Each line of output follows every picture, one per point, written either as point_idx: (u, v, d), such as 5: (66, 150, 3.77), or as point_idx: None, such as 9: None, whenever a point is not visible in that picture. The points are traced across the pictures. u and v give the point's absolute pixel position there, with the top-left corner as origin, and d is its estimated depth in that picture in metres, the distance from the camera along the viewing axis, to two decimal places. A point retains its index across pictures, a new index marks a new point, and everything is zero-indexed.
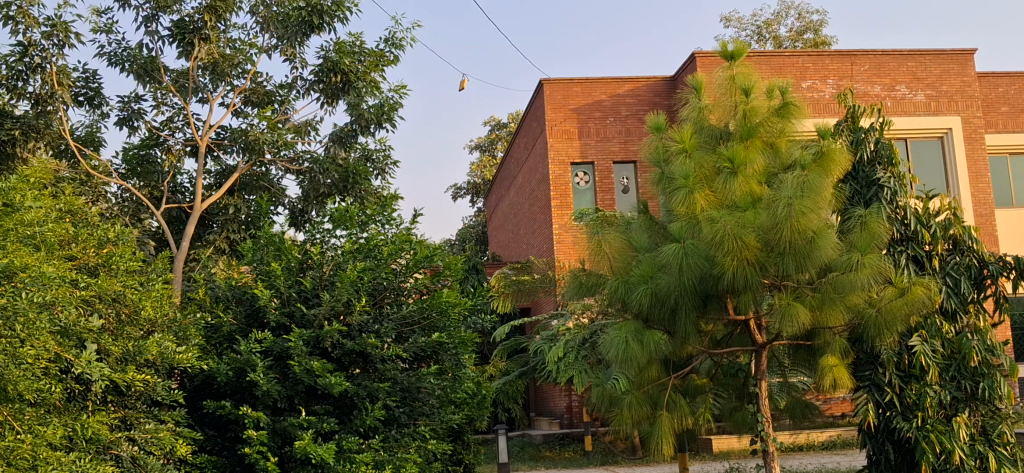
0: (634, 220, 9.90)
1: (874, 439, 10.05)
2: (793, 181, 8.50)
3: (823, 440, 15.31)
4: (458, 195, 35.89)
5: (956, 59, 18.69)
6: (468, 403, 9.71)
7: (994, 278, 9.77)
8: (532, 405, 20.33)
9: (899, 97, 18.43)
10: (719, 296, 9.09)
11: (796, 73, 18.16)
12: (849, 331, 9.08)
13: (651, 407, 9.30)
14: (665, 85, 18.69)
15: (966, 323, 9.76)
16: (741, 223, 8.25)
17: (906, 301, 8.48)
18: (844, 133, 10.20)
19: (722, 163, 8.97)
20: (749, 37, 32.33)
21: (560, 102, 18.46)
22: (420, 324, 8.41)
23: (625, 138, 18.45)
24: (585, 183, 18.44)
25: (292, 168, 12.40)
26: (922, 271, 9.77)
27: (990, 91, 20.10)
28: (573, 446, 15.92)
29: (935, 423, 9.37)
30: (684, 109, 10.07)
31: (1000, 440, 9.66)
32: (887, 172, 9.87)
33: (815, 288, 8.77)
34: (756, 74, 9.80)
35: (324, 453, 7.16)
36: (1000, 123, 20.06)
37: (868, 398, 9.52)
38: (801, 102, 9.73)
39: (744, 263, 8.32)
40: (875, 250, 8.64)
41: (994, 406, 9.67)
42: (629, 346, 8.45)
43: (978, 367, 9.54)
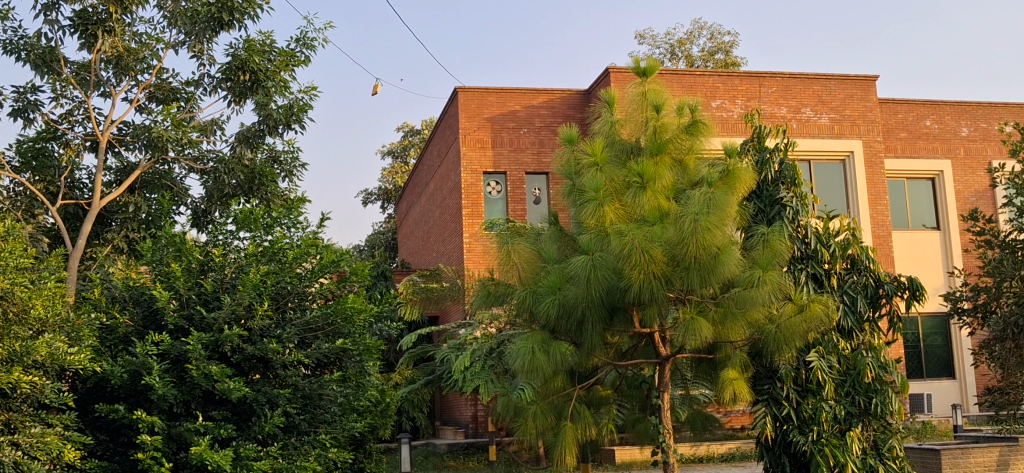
0: (543, 232, 9.95)
1: (771, 451, 10.27)
2: (700, 197, 8.64)
3: (722, 453, 15.59)
4: (369, 200, 35.54)
5: (860, 84, 19.33)
6: (372, 411, 9.60)
7: (889, 297, 10.12)
8: (437, 414, 20.21)
9: (804, 119, 18.97)
10: (626, 308, 9.18)
11: (707, 92, 18.53)
12: (750, 346, 9.29)
13: (556, 418, 9.35)
14: (578, 98, 18.90)
15: (862, 340, 10.06)
16: (648, 237, 8.38)
17: (804, 317, 8.72)
18: (750, 152, 10.43)
19: (632, 177, 9.08)
20: (662, 54, 32.86)
21: (474, 111, 18.46)
22: (324, 330, 8.28)
23: (538, 149, 18.56)
24: (497, 192, 18.45)
25: (195, 167, 12.10)
26: (821, 288, 10.04)
27: (890, 116, 20.82)
28: (477, 455, 15.90)
29: (830, 438, 9.69)
30: (596, 123, 10.18)
31: (891, 454, 9.98)
32: (790, 191, 10.12)
33: (718, 302, 8.93)
34: (667, 91, 9.96)
35: (221, 460, 6.98)
36: (899, 147, 20.77)
37: (766, 411, 9.72)
38: (710, 121, 9.90)
39: (650, 277, 8.44)
40: (776, 267, 8.87)
41: (886, 421, 9.96)
42: (535, 355, 8.48)
43: (872, 384, 9.82)
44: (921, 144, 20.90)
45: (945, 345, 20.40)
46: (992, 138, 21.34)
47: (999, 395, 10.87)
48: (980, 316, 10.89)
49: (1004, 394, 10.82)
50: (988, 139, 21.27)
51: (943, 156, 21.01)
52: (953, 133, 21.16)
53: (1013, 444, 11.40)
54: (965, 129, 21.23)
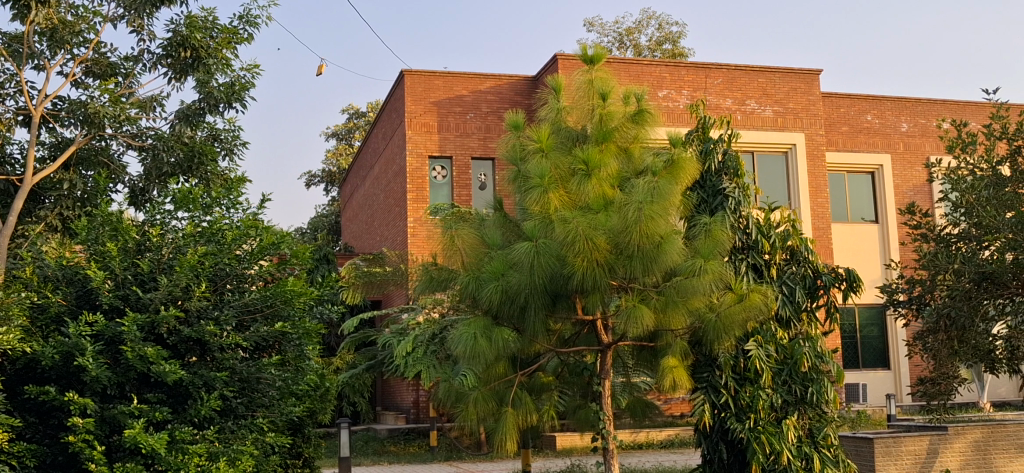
0: (488, 218, 9.92)
1: (709, 439, 10.36)
2: (644, 186, 8.69)
3: (661, 439, 15.79)
4: (313, 182, 35.18)
5: (804, 77, 19.60)
6: (311, 396, 9.52)
7: (827, 288, 10.30)
8: (379, 399, 20.12)
9: (749, 111, 19.18)
10: (569, 295, 9.20)
11: (653, 81, 18.62)
12: (690, 334, 9.38)
13: (496, 404, 9.34)
14: (526, 84, 18.88)
15: (799, 330, 10.22)
16: (592, 224, 8.40)
17: (744, 306, 8.83)
18: (694, 142, 10.50)
19: (577, 165, 9.09)
20: (610, 43, 32.98)
21: (421, 94, 18.34)
22: (262, 313, 8.17)
23: (484, 135, 18.52)
24: (443, 177, 18.42)
25: (133, 144, 11.85)
26: (761, 278, 10.16)
27: (833, 110, 21.16)
28: (417, 441, 15.87)
29: (765, 425, 9.77)
30: (542, 109, 10.16)
31: (825, 442, 10.16)
32: (732, 182, 10.21)
33: (660, 291, 8.98)
34: (614, 79, 9.98)
35: (155, 444, 6.86)
36: (840, 141, 21.12)
37: (705, 399, 9.84)
38: (655, 110, 9.95)
39: (594, 264, 8.46)
40: (717, 257, 8.95)
41: (821, 410, 10.14)
42: (477, 341, 8.46)
43: (808, 373, 10.01)
44: (861, 138, 21.27)
45: (880, 336, 20.83)
46: (931, 134, 21.79)
47: (930, 385, 11.24)
48: (915, 307, 11.11)
49: (935, 384, 11.19)
50: (926, 135, 21.72)
51: (882, 150, 21.41)
52: (893, 128, 21.56)
53: (943, 433, 11.67)
54: (905, 124, 21.65)
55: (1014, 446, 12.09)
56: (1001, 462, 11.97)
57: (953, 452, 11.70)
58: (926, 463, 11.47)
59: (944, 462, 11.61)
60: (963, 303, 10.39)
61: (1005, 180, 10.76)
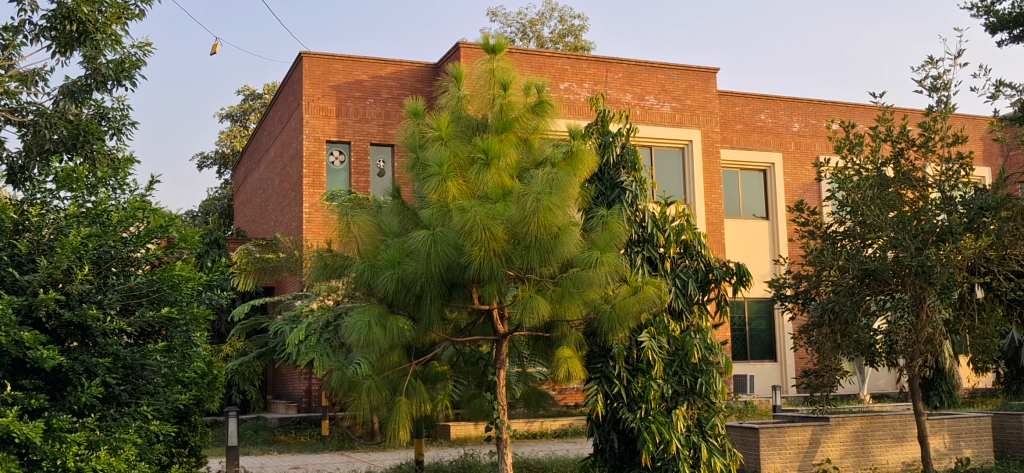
0: (385, 205, 9.79)
1: (601, 428, 10.43)
2: (543, 177, 8.71)
3: (555, 428, 15.96)
4: (205, 165, 34.26)
5: (702, 75, 20.02)
6: (198, 383, 9.25)
7: (718, 282, 10.55)
8: (270, 387, 19.75)
9: (648, 107, 19.46)
10: (465, 284, 9.16)
11: (555, 73, 18.70)
12: (585, 325, 9.47)
13: (390, 393, 9.25)
14: (427, 72, 18.78)
15: (691, 322, 10.41)
16: (490, 214, 8.39)
17: (638, 299, 8.96)
18: (594, 135, 10.55)
19: (477, 153, 9.03)
20: (513, 34, 33.05)
21: (319, 78, 18.02)
22: (148, 297, 7.88)
23: (384, 121, 18.33)
24: (340, 163, 18.13)
25: (13, 119, 11.28)
26: (655, 271, 10.30)
27: (728, 108, 21.65)
28: (309, 430, 15.64)
29: (656, 415, 9.91)
30: (442, 97, 10.08)
31: (712, 431, 10.36)
32: (630, 176, 10.32)
33: (556, 281, 9.02)
34: (515, 70, 9.97)
35: (30, 433, 6.54)
36: (734, 139, 21.63)
37: (598, 389, 9.98)
38: (556, 102, 9.97)
39: (491, 254, 8.44)
40: (613, 249, 9.05)
41: (710, 400, 10.36)
42: (372, 330, 8.34)
43: (699, 364, 10.23)
44: (754, 137, 21.82)
45: (768, 329, 21.48)
46: (820, 134, 22.51)
47: (814, 377, 11.52)
48: (801, 301, 11.47)
49: (819, 377, 11.47)
50: (816, 136, 22.44)
51: (775, 149, 22.00)
52: (785, 127, 22.19)
53: (825, 424, 12.08)
54: (796, 125, 22.30)
55: (890, 436, 12.58)
56: (878, 451, 12.43)
57: (834, 442, 12.13)
58: (808, 452, 11.87)
59: (826, 451, 12.01)
60: (847, 298, 10.81)
61: (889, 180, 11.17)
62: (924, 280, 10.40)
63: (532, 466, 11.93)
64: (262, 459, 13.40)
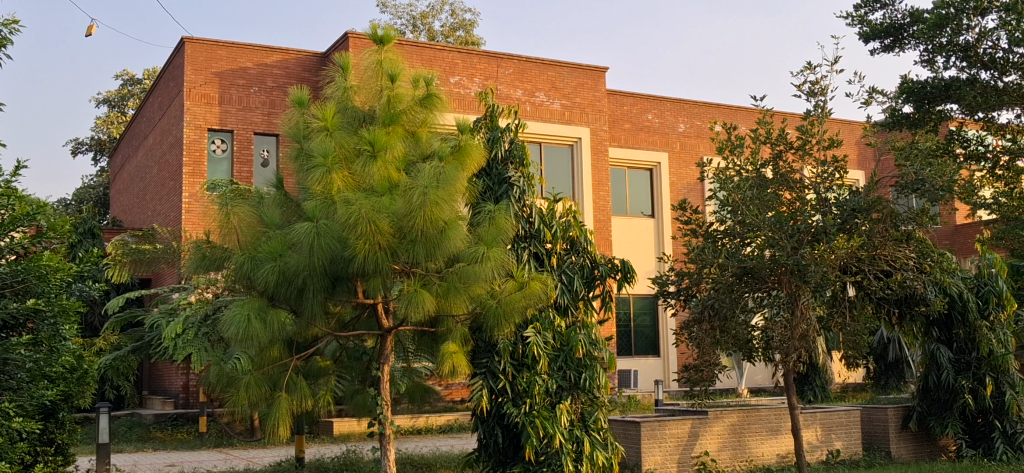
0: (267, 196, 9.56)
1: (485, 423, 10.42)
2: (430, 171, 8.64)
3: (440, 424, 15.93)
4: (79, 150, 32.85)
5: (590, 74, 20.31)
6: (66, 378, 8.83)
7: (604, 278, 10.67)
8: (146, 382, 19.10)
9: (538, 103, 19.58)
10: (349, 278, 9.00)
11: (445, 67, 18.61)
12: (471, 320, 9.44)
13: (270, 389, 9.01)
14: (314, 61, 18.50)
15: (576, 318, 10.50)
16: (376, 207, 8.29)
17: (524, 294, 8.99)
18: (482, 130, 10.51)
19: (363, 145, 8.90)
20: (403, 25, 32.77)
21: (201, 64, 17.50)
22: (12, 289, 7.53)
23: (269, 110, 17.96)
24: (223, 151, 17.70)
25: None
26: (541, 267, 10.35)
27: (617, 107, 21.95)
28: (186, 426, 15.18)
29: (540, 409, 9.98)
30: (328, 87, 9.88)
31: (595, 425, 10.49)
32: (517, 171, 10.35)
33: (442, 276, 8.96)
34: (404, 62, 9.87)
35: None
36: (622, 138, 21.92)
37: (483, 384, 9.94)
38: (445, 95, 9.92)
39: (375, 248, 8.35)
40: (500, 244, 9.06)
41: (593, 395, 10.47)
42: (251, 324, 8.13)
43: (583, 359, 10.32)
44: (642, 136, 22.19)
45: (652, 325, 21.92)
46: (704, 136, 23.10)
47: (694, 372, 11.75)
48: (683, 298, 11.72)
49: (698, 371, 11.71)
50: (700, 137, 23.03)
51: (660, 149, 22.44)
52: (671, 128, 22.67)
53: (704, 417, 12.37)
54: (682, 126, 22.82)
55: (766, 429, 12.96)
56: (754, 444, 12.78)
57: (712, 435, 12.42)
58: (687, 445, 12.13)
59: (704, 444, 12.28)
60: (726, 295, 11.18)
61: (767, 182, 11.46)
62: (799, 278, 10.86)
63: (416, 462, 11.85)
64: (136, 457, 12.93)
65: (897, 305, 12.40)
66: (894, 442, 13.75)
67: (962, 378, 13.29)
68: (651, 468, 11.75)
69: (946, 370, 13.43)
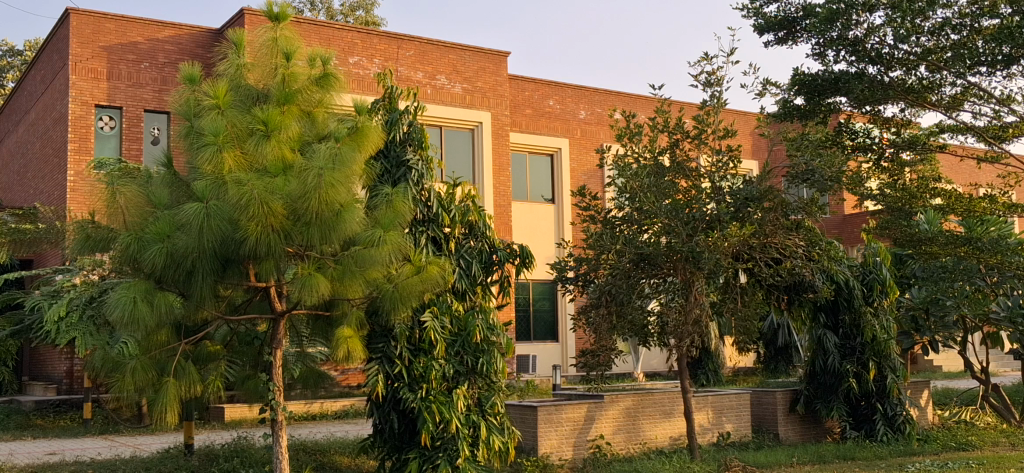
0: (155, 175, 9.25)
1: (380, 409, 10.27)
2: (325, 152, 8.47)
3: (335, 409, 15.77)
4: None
5: (492, 59, 20.29)
6: None
7: (502, 263, 10.68)
8: (26, 368, 18.33)
9: (438, 86, 19.46)
10: (241, 261, 8.75)
11: (344, 47, 18.30)
12: (367, 303, 9.31)
13: (157, 374, 8.71)
14: (209, 37, 18.00)
15: (474, 302, 10.47)
16: (268, 188, 8.09)
17: (421, 278, 8.90)
18: (380, 111, 10.37)
19: (256, 124, 8.65)
20: (302, 4, 32.17)
21: (88, 37, 16.81)
22: None
23: (160, 87, 17.38)
24: (111, 128, 17.09)
25: None
26: (439, 251, 10.26)
27: (518, 92, 21.98)
28: (69, 413, 14.64)
29: (436, 394, 9.91)
30: (221, 64, 9.59)
31: (492, 410, 10.43)
32: (416, 154, 10.23)
33: (337, 259, 8.80)
34: (300, 40, 9.65)
35: None
36: (523, 123, 21.99)
37: (379, 369, 9.82)
38: (342, 75, 9.74)
39: (268, 230, 8.17)
40: (397, 228, 8.96)
41: (490, 379, 10.42)
42: (137, 306, 7.84)
43: (480, 344, 10.30)
44: (543, 122, 22.29)
45: (550, 310, 22.12)
46: (604, 123, 23.33)
47: (591, 357, 11.74)
48: (581, 283, 11.82)
49: (595, 356, 11.70)
50: (600, 124, 23.24)
51: (561, 135, 22.58)
52: (572, 115, 22.82)
53: (599, 401, 12.51)
54: (582, 112, 23.00)
55: (659, 412, 13.19)
56: (648, 427, 13.01)
57: (607, 419, 12.57)
58: (582, 429, 12.26)
59: (599, 427, 12.44)
60: (623, 281, 11.30)
61: (664, 169, 11.60)
62: (694, 265, 11.08)
63: (309, 448, 11.66)
64: (13, 446, 12.40)
65: (786, 292, 12.77)
66: (782, 424, 14.08)
67: (847, 363, 13.79)
68: (547, 452, 11.83)
69: (833, 355, 13.89)
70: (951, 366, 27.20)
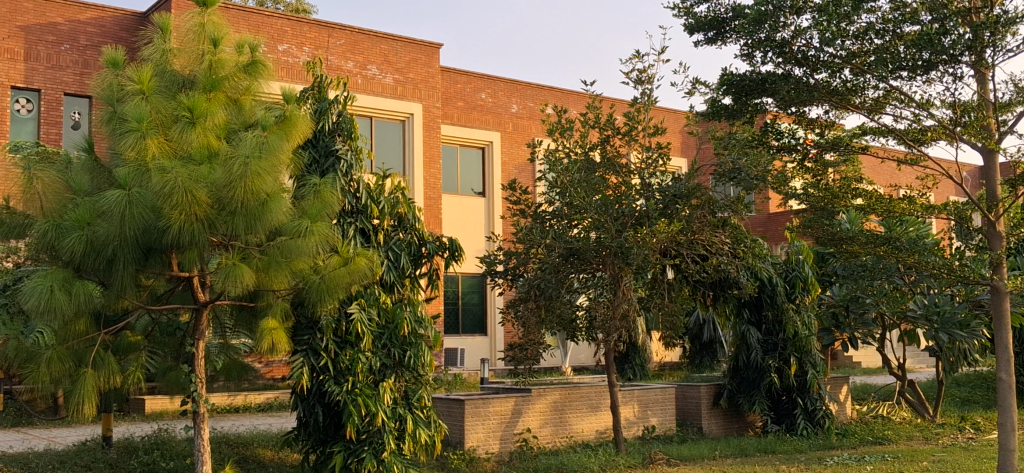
0: (75, 161, 9.00)
1: (305, 401, 10.16)
2: (251, 140, 8.34)
3: (259, 402, 15.55)
4: None
5: (424, 50, 20.18)
6: None
7: (431, 256, 10.62)
8: None
9: (369, 76, 19.29)
10: (164, 250, 8.56)
11: (272, 34, 18.04)
12: (293, 295, 9.17)
13: (75, 364, 8.48)
14: (133, 20, 17.59)
15: (402, 295, 10.40)
16: (193, 176, 7.93)
17: (348, 270, 8.82)
18: (309, 100, 10.24)
19: (181, 111, 8.47)
20: None
21: (5, 16, 16.28)
22: None
23: (80, 70, 16.92)
24: (28, 111, 16.56)
25: None
26: (368, 243, 10.17)
27: (450, 85, 21.90)
28: None
29: (363, 387, 9.84)
30: (146, 48, 9.38)
31: (419, 403, 10.39)
32: (345, 144, 10.13)
33: (263, 250, 8.68)
34: (228, 26, 9.48)
35: None
36: (455, 116, 21.93)
37: (304, 361, 9.74)
38: (270, 63, 9.58)
39: (192, 219, 8.01)
40: (325, 218, 8.87)
41: (417, 373, 10.37)
42: (54, 295, 7.63)
43: (408, 337, 10.23)
44: (474, 115, 22.25)
45: (480, 303, 22.13)
46: (536, 117, 23.39)
47: (519, 351, 11.90)
48: (510, 277, 11.83)
49: (523, 350, 11.87)
50: (532, 118, 23.29)
51: (493, 128, 22.57)
52: (504, 108, 22.83)
53: (526, 395, 12.56)
54: (514, 106, 23.02)
55: (586, 406, 13.29)
56: (575, 421, 13.10)
57: (534, 412, 12.61)
58: (509, 422, 12.29)
59: (526, 421, 12.48)
60: (552, 276, 11.31)
61: (595, 165, 11.65)
62: (622, 260, 11.16)
63: (232, 441, 11.49)
64: None
65: (712, 288, 12.96)
66: (706, 418, 14.31)
67: (769, 358, 14.06)
68: (474, 445, 11.83)
69: (755, 350, 14.16)
70: (869, 362, 27.96)
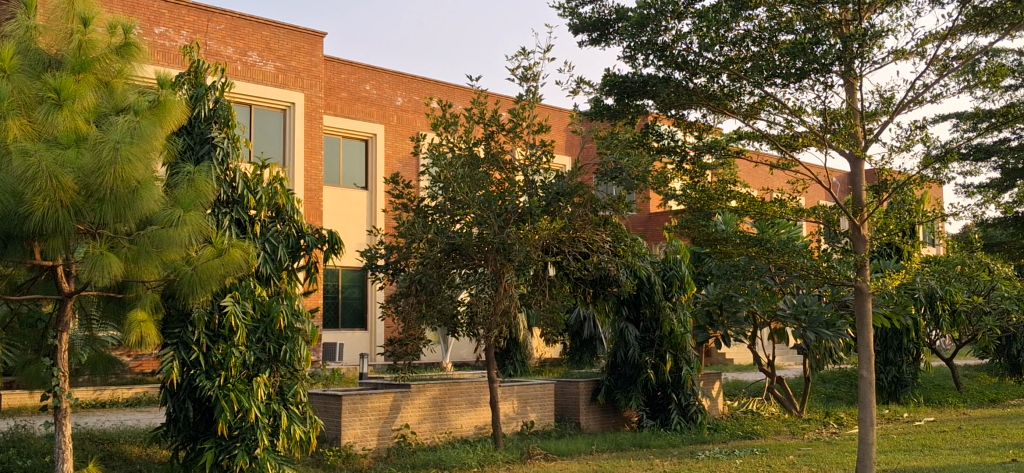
0: None
1: (175, 397, 9.79)
2: (122, 125, 8.00)
3: (127, 397, 15.01)
4: None
5: (308, 39, 19.82)
6: None
7: (309, 249, 10.42)
8: None
9: (249, 63, 18.82)
10: (25, 238, 8.13)
11: (148, 16, 17.43)
12: (163, 286, 8.84)
13: None
14: None
15: (278, 288, 10.15)
16: (58, 161, 7.56)
17: (222, 262, 8.55)
18: (184, 85, 9.89)
19: (46, 92, 8.06)
20: None
21: None
22: None
23: None
24: None
25: None
26: (243, 234, 9.90)
27: (334, 75, 21.56)
28: None
29: (235, 382, 9.61)
30: (8, 24, 8.90)
31: (294, 399, 10.15)
32: (222, 132, 9.87)
33: (132, 240, 8.34)
34: (99, 5, 9.09)
35: None
36: (338, 107, 21.61)
37: (175, 356, 9.38)
38: (144, 45, 9.22)
39: (56, 206, 7.63)
40: (198, 208, 8.60)
41: (293, 368, 10.14)
42: None
43: (284, 331, 10.01)
44: (358, 107, 21.98)
45: (361, 298, 21.89)
46: (421, 111, 23.25)
47: (399, 346, 11.78)
48: (392, 272, 11.69)
49: (403, 345, 11.75)
50: (417, 112, 23.14)
51: (377, 121, 22.35)
52: (388, 101, 22.61)
53: (405, 391, 12.48)
54: (400, 99, 22.83)
55: (465, 401, 13.28)
56: (453, 416, 13.08)
57: (413, 408, 12.54)
58: (387, 418, 12.18)
59: (404, 417, 12.39)
60: (433, 271, 11.27)
61: (478, 161, 11.63)
62: (504, 257, 11.21)
63: (96, 437, 11.03)
64: None
65: (592, 285, 13.14)
66: (584, 414, 14.49)
67: (645, 355, 14.38)
68: (350, 441, 11.67)
69: (633, 347, 14.48)
70: (741, 359, 28.93)
